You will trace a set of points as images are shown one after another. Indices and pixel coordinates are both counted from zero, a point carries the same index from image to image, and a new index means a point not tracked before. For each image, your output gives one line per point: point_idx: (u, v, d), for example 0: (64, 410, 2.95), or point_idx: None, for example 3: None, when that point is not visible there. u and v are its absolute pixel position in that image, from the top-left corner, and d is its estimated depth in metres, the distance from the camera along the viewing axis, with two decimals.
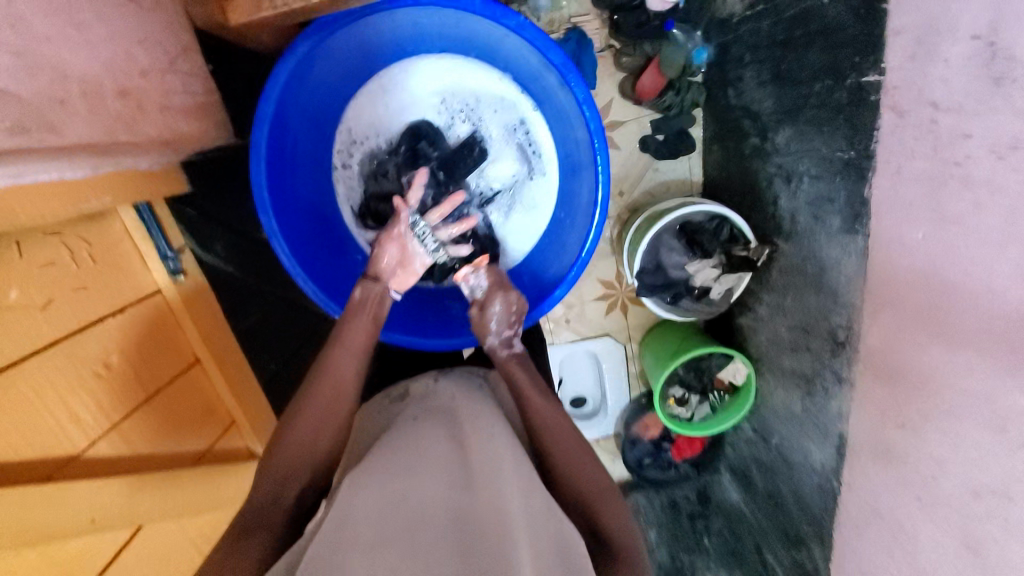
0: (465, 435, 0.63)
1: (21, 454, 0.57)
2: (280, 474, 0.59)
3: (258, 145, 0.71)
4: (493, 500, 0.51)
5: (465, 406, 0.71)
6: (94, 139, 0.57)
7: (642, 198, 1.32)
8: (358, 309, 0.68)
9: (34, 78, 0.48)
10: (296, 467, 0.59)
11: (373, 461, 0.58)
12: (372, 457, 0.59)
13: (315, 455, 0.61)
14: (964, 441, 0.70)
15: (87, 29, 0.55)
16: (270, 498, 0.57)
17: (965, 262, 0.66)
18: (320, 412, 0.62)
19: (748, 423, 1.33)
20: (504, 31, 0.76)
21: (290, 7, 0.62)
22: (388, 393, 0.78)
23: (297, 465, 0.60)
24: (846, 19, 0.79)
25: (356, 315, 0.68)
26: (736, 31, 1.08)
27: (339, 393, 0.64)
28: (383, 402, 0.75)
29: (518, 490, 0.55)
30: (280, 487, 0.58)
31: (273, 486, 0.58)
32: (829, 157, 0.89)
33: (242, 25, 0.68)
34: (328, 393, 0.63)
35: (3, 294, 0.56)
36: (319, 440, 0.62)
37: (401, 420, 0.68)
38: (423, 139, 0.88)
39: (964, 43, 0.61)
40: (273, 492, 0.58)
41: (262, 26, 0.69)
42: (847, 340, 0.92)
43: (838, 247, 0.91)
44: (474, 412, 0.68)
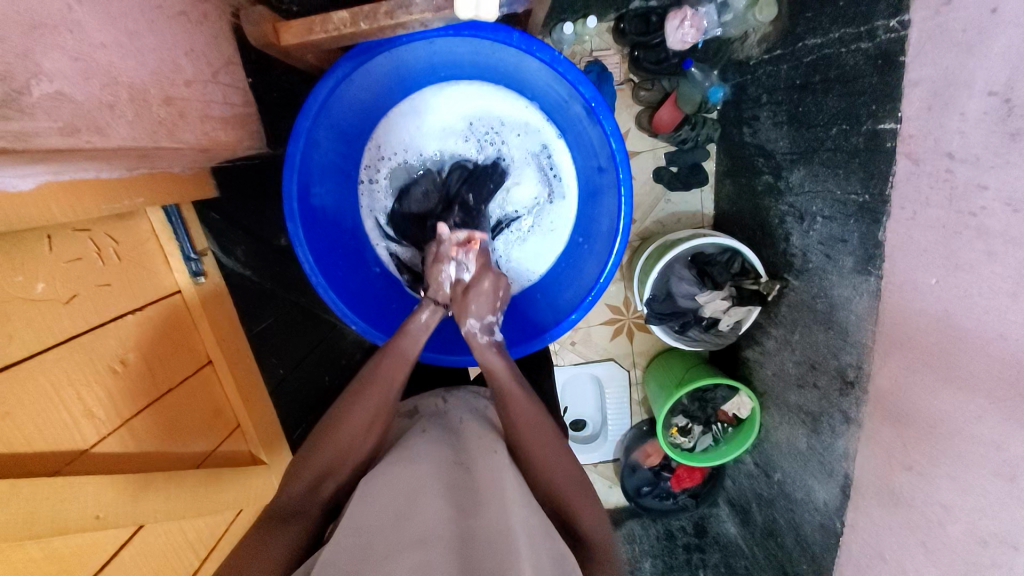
0: (475, 455, 0.63)
1: (35, 445, 0.57)
2: (320, 470, 0.62)
3: (293, 157, 0.73)
4: (500, 520, 0.51)
5: (476, 425, 0.71)
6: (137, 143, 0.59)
7: (653, 227, 1.34)
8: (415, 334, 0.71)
9: (88, 82, 0.50)
10: (335, 465, 0.63)
11: (382, 475, 0.59)
12: (381, 472, 0.60)
13: (356, 457, 0.65)
14: (972, 491, 0.69)
15: (138, 38, 0.57)
16: (309, 491, 0.61)
17: (977, 311, 0.67)
18: (363, 419, 0.65)
19: (749, 457, 1.33)
20: (536, 62, 0.77)
21: (339, 29, 0.67)
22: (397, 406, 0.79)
23: (339, 461, 0.63)
24: (863, 68, 0.81)
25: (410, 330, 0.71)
26: (753, 72, 1.11)
27: (386, 400, 0.67)
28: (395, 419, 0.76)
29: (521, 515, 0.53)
30: (320, 479, 0.62)
31: (313, 478, 0.62)
32: (843, 199, 0.90)
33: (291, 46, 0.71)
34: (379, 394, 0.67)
35: (31, 287, 0.58)
36: (365, 437, 0.65)
37: (414, 433, 0.69)
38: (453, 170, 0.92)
39: (980, 98, 0.63)
40: (311, 484, 0.61)
41: (309, 49, 0.72)
42: (855, 380, 0.92)
43: (849, 287, 0.92)
44: (481, 435, 0.68)
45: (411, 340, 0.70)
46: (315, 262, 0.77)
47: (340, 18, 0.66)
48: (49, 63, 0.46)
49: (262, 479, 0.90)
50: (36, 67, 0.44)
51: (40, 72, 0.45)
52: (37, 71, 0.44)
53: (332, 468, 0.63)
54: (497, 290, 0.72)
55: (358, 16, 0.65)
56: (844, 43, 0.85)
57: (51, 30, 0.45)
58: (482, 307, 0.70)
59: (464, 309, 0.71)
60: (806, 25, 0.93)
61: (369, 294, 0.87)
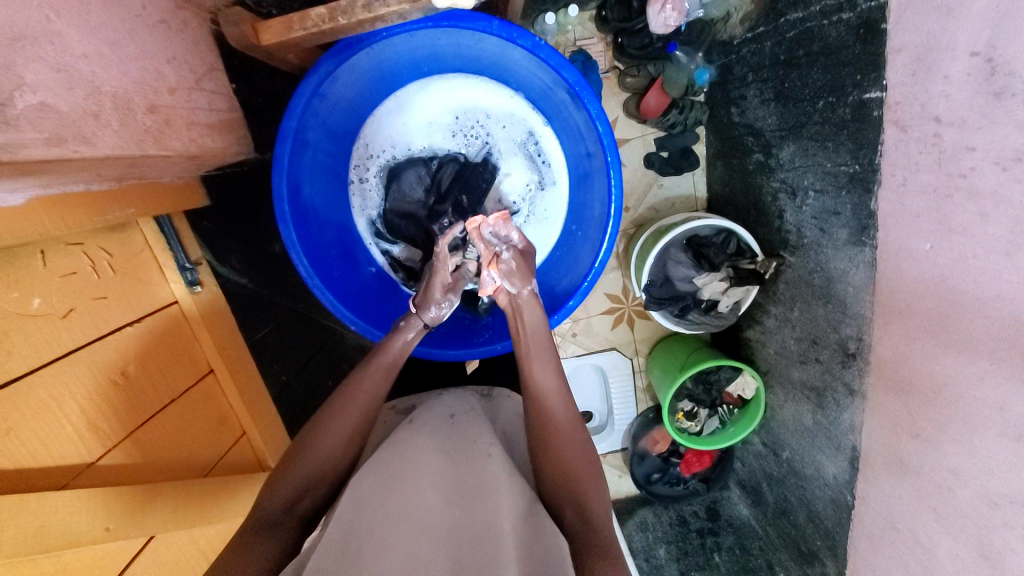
0: (466, 455, 0.65)
1: (39, 460, 0.57)
2: (305, 482, 0.62)
3: (281, 159, 0.73)
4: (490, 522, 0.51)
5: (467, 425, 0.72)
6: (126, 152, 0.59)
7: (647, 214, 1.34)
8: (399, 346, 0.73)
9: (71, 92, 0.50)
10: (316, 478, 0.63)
11: (375, 475, 0.61)
12: (374, 473, 0.61)
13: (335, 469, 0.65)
14: (979, 453, 0.69)
15: (120, 47, 0.57)
16: (288, 507, 0.60)
17: (974, 273, 0.67)
18: (350, 425, 0.66)
19: (757, 437, 1.33)
20: (520, 50, 0.77)
21: (318, 26, 0.66)
22: (394, 404, 0.83)
23: (322, 474, 0.64)
24: (846, 38, 0.81)
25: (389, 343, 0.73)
26: (737, 52, 1.12)
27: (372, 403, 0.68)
28: (391, 414, 0.81)
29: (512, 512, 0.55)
30: (300, 494, 0.61)
31: (294, 493, 0.61)
32: (833, 171, 0.90)
33: (271, 45, 0.70)
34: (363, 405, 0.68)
35: (28, 303, 0.58)
36: (347, 448, 0.66)
37: (405, 434, 0.70)
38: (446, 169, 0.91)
39: (963, 60, 0.63)
40: (290, 500, 0.61)
41: (292, 47, 0.73)
42: (857, 352, 0.92)
43: (845, 259, 0.92)
44: (470, 428, 0.71)
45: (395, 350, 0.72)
46: (309, 263, 0.77)
47: (317, 14, 0.65)
48: (32, 74, 0.46)
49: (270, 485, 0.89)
50: (20, 79, 0.44)
51: (24, 83, 0.44)
52: (20, 83, 0.44)
53: (316, 478, 0.63)
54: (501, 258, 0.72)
55: (337, 10, 0.64)
56: (826, 15, 0.85)
57: (32, 42, 0.45)
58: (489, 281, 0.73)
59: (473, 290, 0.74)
60: (787, 0, 0.94)
61: (366, 295, 0.87)
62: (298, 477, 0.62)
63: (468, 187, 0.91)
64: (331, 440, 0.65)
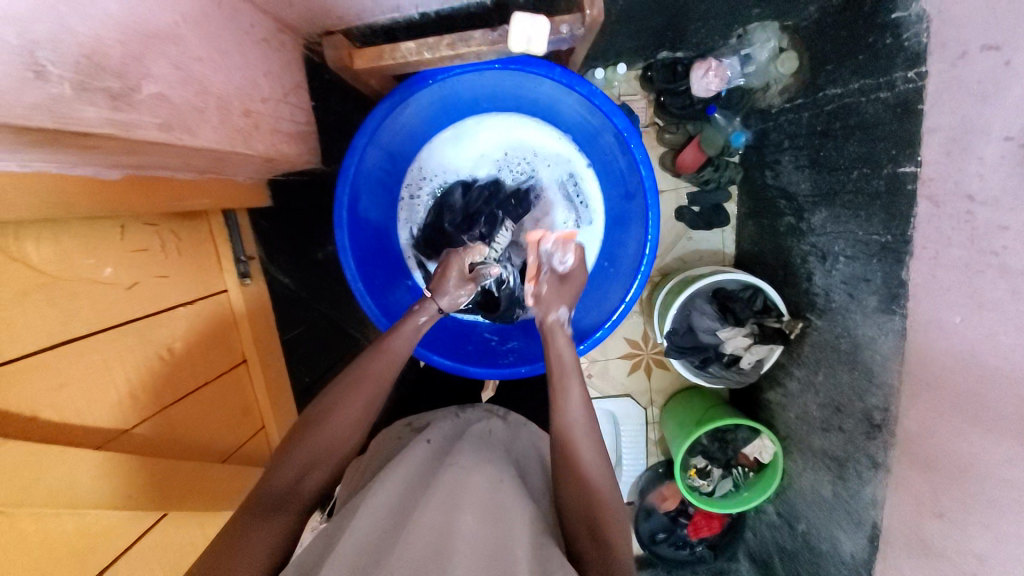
0: (483, 468, 0.65)
1: (82, 418, 0.59)
2: (310, 460, 0.65)
3: (348, 169, 0.79)
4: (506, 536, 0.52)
5: (481, 442, 0.73)
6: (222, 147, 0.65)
7: (673, 264, 1.37)
8: (409, 331, 0.74)
9: (185, 87, 0.57)
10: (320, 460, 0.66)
11: (395, 498, 0.60)
12: (388, 486, 0.62)
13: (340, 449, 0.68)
14: (1006, 539, 0.66)
15: (228, 56, 0.64)
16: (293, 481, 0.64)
17: (1005, 350, 0.67)
18: (354, 410, 0.67)
19: (771, 505, 1.29)
20: (577, 97, 0.82)
21: (404, 58, 0.75)
22: (409, 423, 0.83)
23: (323, 454, 0.66)
24: (883, 116, 0.85)
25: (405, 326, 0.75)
26: (775, 120, 1.15)
27: (379, 394, 0.70)
28: (405, 428, 0.82)
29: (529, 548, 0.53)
30: (303, 470, 0.65)
31: (298, 470, 0.64)
32: (865, 240, 0.92)
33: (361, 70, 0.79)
34: (368, 391, 0.69)
35: (100, 270, 0.63)
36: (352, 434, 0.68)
37: (422, 455, 0.70)
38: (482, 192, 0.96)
39: (998, 143, 0.65)
40: (297, 474, 0.64)
41: (377, 75, 0.81)
42: (882, 424, 0.91)
43: (874, 327, 0.92)
44: (486, 451, 0.70)
45: (405, 339, 0.73)
46: (357, 268, 0.82)
47: (406, 48, 0.75)
48: (157, 68, 0.52)
49: None
50: (147, 71, 0.51)
51: (150, 75, 0.51)
52: (147, 74, 0.51)
53: (317, 458, 0.65)
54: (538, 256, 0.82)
55: (423, 45, 0.74)
56: (863, 93, 0.88)
57: (160, 42, 0.52)
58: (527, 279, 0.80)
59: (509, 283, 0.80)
60: (827, 77, 0.97)
61: (401, 306, 0.91)
62: (299, 457, 0.64)
63: (502, 209, 0.95)
64: (335, 427, 0.66)
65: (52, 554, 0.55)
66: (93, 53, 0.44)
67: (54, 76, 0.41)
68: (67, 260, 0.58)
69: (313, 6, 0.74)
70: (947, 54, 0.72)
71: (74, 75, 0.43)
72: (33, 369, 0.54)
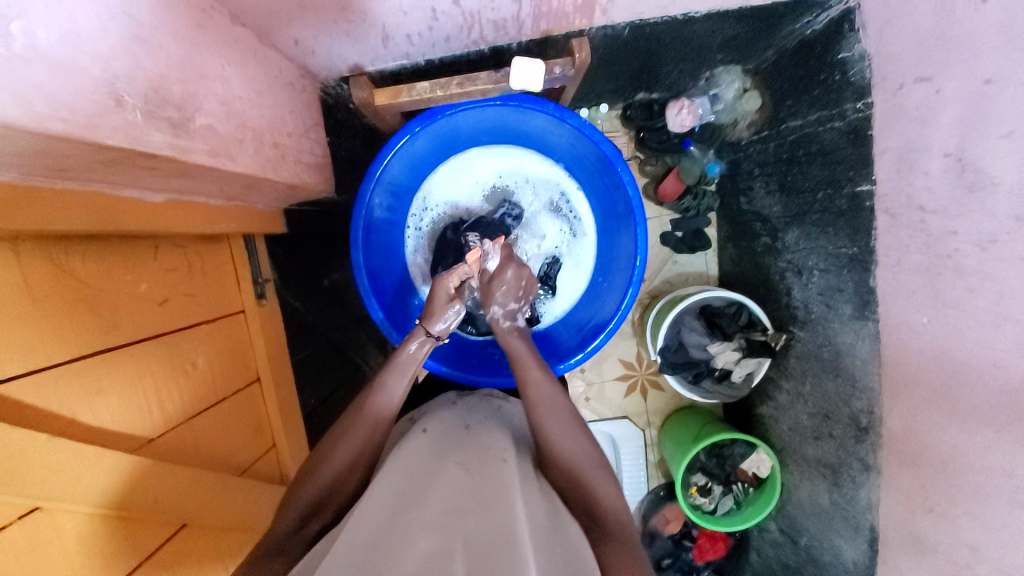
0: (485, 455, 0.66)
1: (116, 423, 0.63)
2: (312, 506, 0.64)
3: (363, 196, 0.87)
4: (509, 519, 0.51)
5: (480, 430, 0.74)
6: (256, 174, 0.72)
7: (661, 286, 1.44)
8: (404, 362, 0.75)
9: (229, 121, 0.65)
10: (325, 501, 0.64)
11: (401, 478, 0.61)
12: (389, 479, 0.62)
13: (342, 492, 0.66)
14: (992, 525, 0.70)
15: (262, 96, 0.73)
16: (295, 529, 0.61)
17: (970, 344, 0.72)
18: (350, 450, 0.67)
19: (774, 523, 1.30)
20: (570, 128, 0.92)
21: (421, 95, 0.85)
22: (410, 421, 0.84)
23: (324, 499, 0.64)
24: (840, 142, 0.95)
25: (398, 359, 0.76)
26: (745, 150, 1.25)
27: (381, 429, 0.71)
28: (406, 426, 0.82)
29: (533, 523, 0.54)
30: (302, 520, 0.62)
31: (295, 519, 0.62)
32: (835, 253, 1.01)
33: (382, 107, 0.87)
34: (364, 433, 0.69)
35: (137, 286, 0.68)
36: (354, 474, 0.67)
37: (419, 442, 0.71)
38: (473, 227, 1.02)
39: (939, 159, 0.74)
40: (298, 521, 0.62)
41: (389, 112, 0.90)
42: (869, 426, 0.96)
43: (851, 334, 0.99)
44: (488, 437, 0.72)
45: (397, 374, 0.74)
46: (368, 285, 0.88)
47: (423, 86, 0.85)
48: (208, 104, 0.61)
49: None
50: (200, 106, 0.59)
51: (202, 109, 0.59)
52: (201, 108, 0.59)
53: (318, 506, 0.64)
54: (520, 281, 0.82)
55: (437, 84, 0.84)
56: (820, 123, 0.99)
57: (209, 82, 0.61)
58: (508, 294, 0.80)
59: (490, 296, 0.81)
60: (788, 111, 1.09)
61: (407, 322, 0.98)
62: (301, 504, 0.63)
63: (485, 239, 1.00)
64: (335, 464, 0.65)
65: (84, 555, 0.58)
66: (157, 87, 0.52)
67: (129, 105, 0.49)
68: (107, 276, 0.64)
69: (332, 55, 0.84)
70: (888, 85, 0.83)
71: (144, 105, 0.51)
72: (70, 375, 0.58)
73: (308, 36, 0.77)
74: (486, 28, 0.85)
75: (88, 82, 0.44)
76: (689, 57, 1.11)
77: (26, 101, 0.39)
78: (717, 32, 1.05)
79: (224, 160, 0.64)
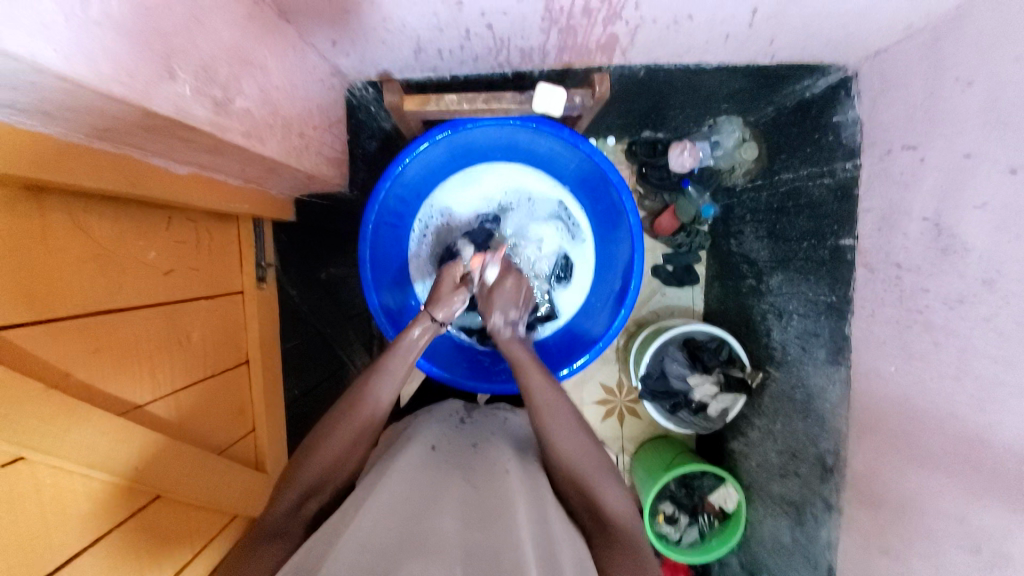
0: (486, 474, 0.72)
1: (107, 385, 0.64)
2: (307, 490, 0.67)
3: (378, 194, 0.90)
4: (502, 535, 0.56)
5: (485, 449, 0.80)
6: (281, 161, 0.76)
7: (648, 315, 1.46)
8: (405, 349, 0.78)
9: (263, 107, 0.68)
10: (319, 495, 0.67)
11: (402, 486, 0.65)
12: (389, 483, 0.66)
13: (341, 479, 0.70)
14: (944, 571, 0.73)
15: (295, 87, 0.77)
16: (295, 511, 0.65)
17: (932, 395, 0.77)
18: (346, 435, 0.70)
19: (736, 560, 1.32)
20: (581, 155, 0.96)
21: (447, 108, 0.89)
22: (418, 417, 0.95)
23: (322, 482, 0.68)
24: (827, 197, 1.02)
25: (402, 347, 0.78)
26: (739, 197, 1.31)
27: (379, 418, 0.73)
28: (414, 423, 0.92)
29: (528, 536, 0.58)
30: (300, 507, 0.66)
31: (300, 498, 0.66)
32: (815, 300, 1.06)
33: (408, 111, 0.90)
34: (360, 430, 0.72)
35: (147, 253, 0.70)
36: (347, 466, 0.70)
37: (427, 456, 0.76)
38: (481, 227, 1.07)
39: (917, 222, 0.81)
40: (297, 503, 0.66)
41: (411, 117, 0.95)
42: (834, 467, 1.00)
43: (824, 377, 1.03)
44: (492, 457, 0.77)
45: (399, 361, 0.76)
46: (372, 279, 0.92)
47: (450, 99, 0.88)
48: (247, 89, 0.64)
49: (260, 486, 0.91)
50: (241, 89, 0.63)
51: (242, 92, 0.63)
52: (241, 91, 0.63)
53: (318, 488, 0.68)
54: (518, 290, 0.86)
55: (463, 99, 0.88)
56: (810, 178, 1.06)
57: (252, 68, 0.65)
58: (510, 281, 0.86)
59: (491, 305, 0.84)
60: (781, 164, 1.16)
61: (404, 318, 1.02)
62: (301, 489, 0.67)
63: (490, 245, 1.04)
64: (330, 458, 0.69)
65: (59, 513, 0.58)
66: (207, 67, 0.56)
67: (180, 79, 0.52)
68: (120, 239, 0.65)
69: (366, 59, 0.88)
70: (876, 149, 0.90)
71: (193, 82, 0.54)
72: (73, 326, 0.58)
73: (345, 39, 0.81)
74: (513, 53, 0.90)
75: (149, 55, 0.47)
76: (697, 104, 1.19)
77: (94, 62, 0.41)
78: (724, 84, 1.13)
79: (254, 143, 0.67)
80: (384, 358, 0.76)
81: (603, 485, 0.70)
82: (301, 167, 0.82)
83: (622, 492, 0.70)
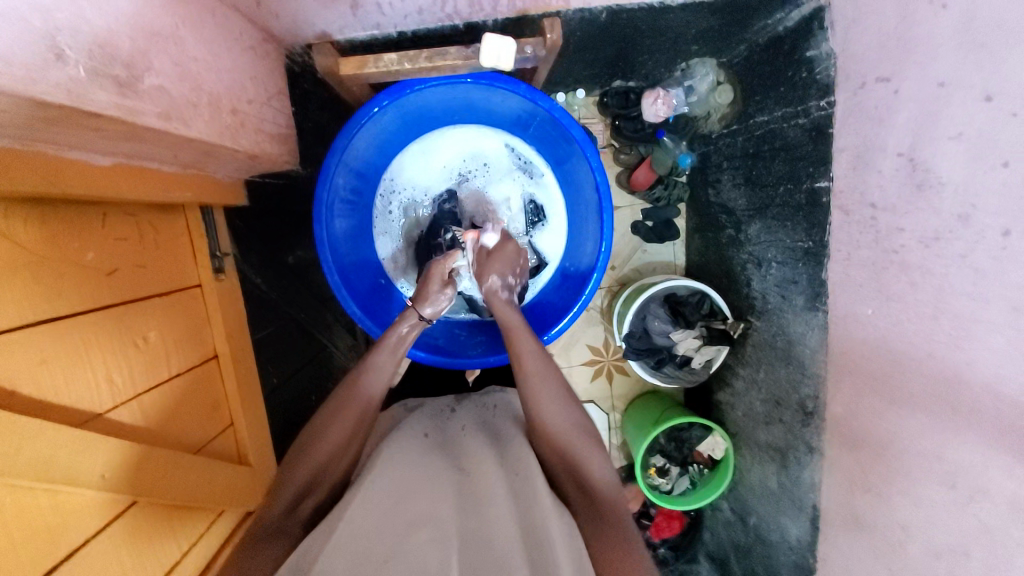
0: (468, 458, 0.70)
1: (60, 397, 0.61)
2: (290, 487, 0.66)
3: (329, 169, 0.85)
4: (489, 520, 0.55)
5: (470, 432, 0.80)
6: (214, 142, 0.70)
7: (630, 273, 1.42)
8: (393, 343, 0.77)
9: (182, 83, 0.63)
10: (306, 489, 0.66)
11: (380, 477, 0.64)
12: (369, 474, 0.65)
13: (331, 472, 0.69)
14: (922, 503, 0.74)
15: (219, 58, 0.71)
16: (289, 511, 0.65)
17: (908, 335, 0.76)
18: (325, 425, 0.69)
19: (726, 503, 1.36)
20: (542, 111, 0.91)
21: (387, 66, 0.84)
22: (404, 403, 0.95)
23: (315, 474, 0.68)
24: (802, 139, 0.97)
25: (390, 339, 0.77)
26: (716, 143, 1.24)
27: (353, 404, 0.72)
28: (401, 410, 0.92)
29: (512, 513, 0.58)
30: (289, 503, 0.65)
31: (287, 498, 0.65)
32: (792, 246, 1.03)
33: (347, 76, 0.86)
34: (345, 421, 0.71)
35: (83, 254, 0.65)
36: (331, 462, 0.69)
37: (407, 440, 0.75)
38: (444, 205, 1.04)
39: (892, 158, 0.77)
40: (283, 505, 0.65)
41: (359, 82, 0.89)
42: (814, 410, 1.01)
43: (803, 323, 1.03)
44: (473, 441, 0.77)
45: (388, 354, 0.75)
46: (334, 263, 0.89)
47: (390, 58, 0.84)
48: (159, 64, 0.58)
49: (244, 480, 0.90)
50: (151, 65, 0.57)
51: (152, 68, 0.57)
52: (150, 68, 0.57)
53: (305, 485, 0.67)
54: (516, 256, 0.88)
55: (404, 57, 0.84)
56: (785, 120, 1.01)
57: (162, 40, 0.59)
58: (504, 267, 0.85)
59: (487, 269, 0.85)
60: (755, 105, 1.10)
61: (374, 300, 0.99)
62: (289, 493, 0.66)
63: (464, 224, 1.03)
64: (314, 452, 0.68)
65: (23, 534, 0.55)
66: (105, 43, 0.50)
67: (71, 60, 0.46)
68: (54, 243, 0.61)
69: (297, 18, 0.82)
70: (849, 85, 0.86)
71: (89, 62, 0.48)
72: (17, 341, 0.56)
73: None
74: (460, 3, 0.84)
75: (28, 34, 0.42)
76: (665, 47, 1.14)
77: None
78: (692, 24, 1.08)
79: (172, 124, 0.61)
80: (375, 353, 0.75)
81: (583, 445, 0.70)
82: (239, 146, 0.77)
83: (602, 456, 0.70)
